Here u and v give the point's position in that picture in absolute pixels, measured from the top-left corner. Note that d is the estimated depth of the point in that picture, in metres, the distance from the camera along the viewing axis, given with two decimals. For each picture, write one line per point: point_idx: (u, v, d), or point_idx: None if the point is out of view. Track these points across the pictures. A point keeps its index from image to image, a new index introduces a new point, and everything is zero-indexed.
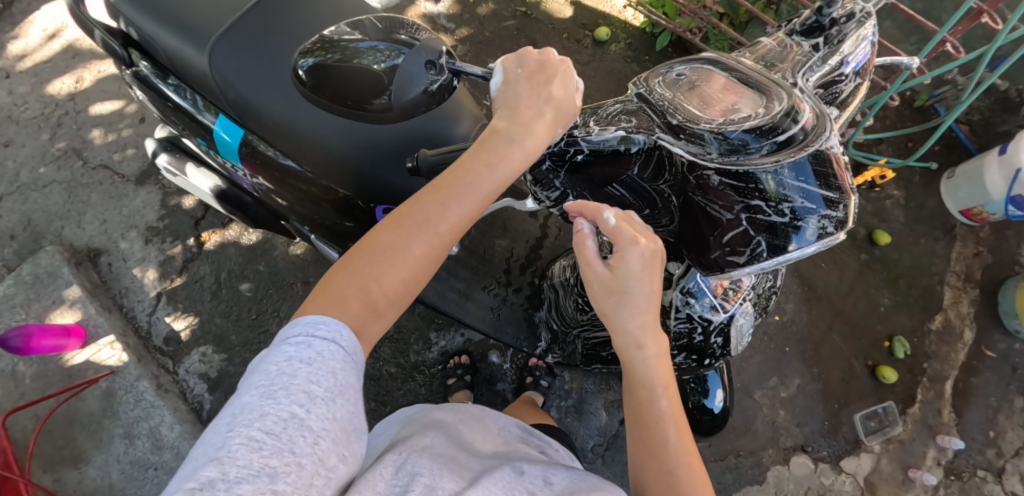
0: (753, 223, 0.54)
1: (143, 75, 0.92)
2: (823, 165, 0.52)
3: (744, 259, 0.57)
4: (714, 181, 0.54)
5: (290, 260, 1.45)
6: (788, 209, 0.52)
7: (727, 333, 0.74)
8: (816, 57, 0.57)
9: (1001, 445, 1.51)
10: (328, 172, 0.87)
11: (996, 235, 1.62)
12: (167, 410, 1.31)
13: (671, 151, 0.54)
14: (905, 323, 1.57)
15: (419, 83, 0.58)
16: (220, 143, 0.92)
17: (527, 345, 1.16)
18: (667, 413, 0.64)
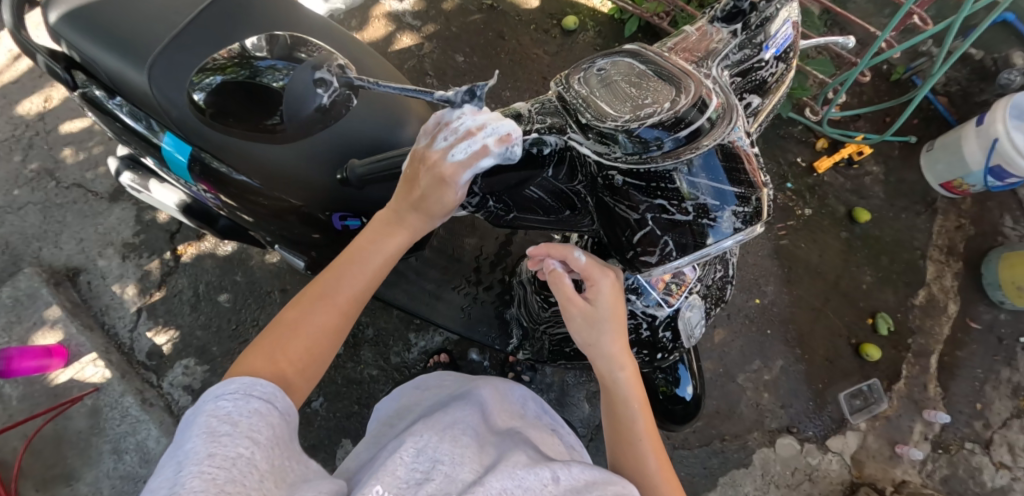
0: (661, 224, 0.55)
1: (92, 97, 0.91)
2: (734, 161, 0.51)
3: (657, 258, 0.58)
4: (622, 182, 0.53)
5: (267, 268, 1.45)
6: (692, 208, 0.53)
7: (675, 327, 0.74)
8: (732, 45, 0.54)
9: (988, 417, 1.51)
10: (283, 187, 0.88)
11: (978, 206, 1.61)
12: (153, 423, 1.32)
13: (581, 150, 0.53)
14: (888, 299, 1.56)
15: (310, 100, 0.56)
16: (173, 161, 0.92)
17: (499, 343, 1.15)
18: (640, 428, 0.71)
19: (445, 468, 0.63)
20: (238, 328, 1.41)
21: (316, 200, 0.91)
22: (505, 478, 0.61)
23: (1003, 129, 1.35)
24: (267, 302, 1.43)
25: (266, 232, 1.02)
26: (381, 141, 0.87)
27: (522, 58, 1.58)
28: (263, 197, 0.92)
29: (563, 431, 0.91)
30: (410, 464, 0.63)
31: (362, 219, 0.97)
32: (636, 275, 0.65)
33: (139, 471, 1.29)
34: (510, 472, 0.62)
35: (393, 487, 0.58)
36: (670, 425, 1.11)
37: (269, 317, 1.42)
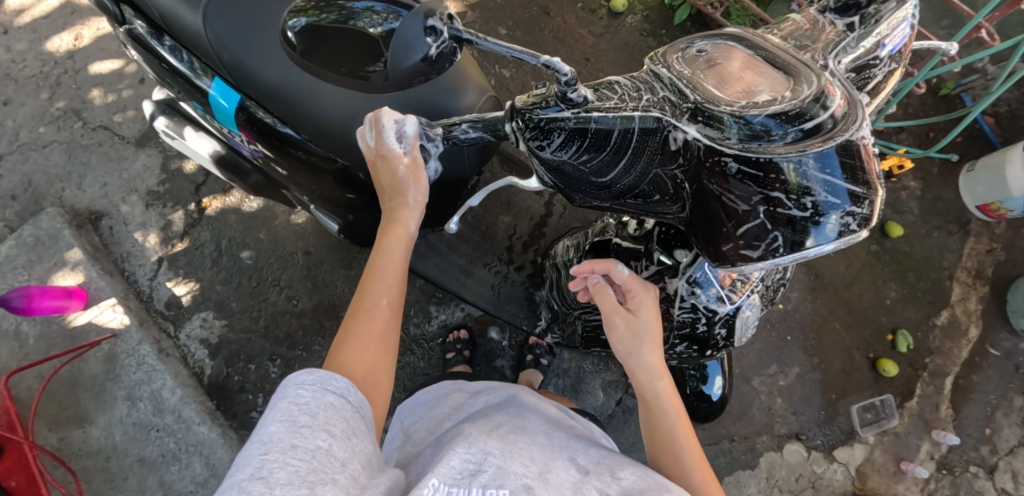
0: (772, 217, 0.50)
1: (136, 34, 0.88)
2: (851, 156, 0.48)
3: (759, 254, 0.52)
4: (733, 168, 0.48)
5: (292, 229, 1.43)
6: (811, 202, 0.48)
7: (731, 324, 0.72)
8: (850, 38, 0.55)
9: (996, 443, 1.51)
10: (328, 145, 0.86)
11: (1012, 232, 1.58)
12: (168, 373, 1.32)
13: (685, 133, 0.49)
14: (910, 316, 1.55)
15: (418, 49, 0.45)
16: (217, 108, 0.89)
17: (527, 324, 1.14)
18: (685, 441, 0.67)
19: (489, 455, 0.60)
20: (259, 287, 1.40)
21: (357, 160, 0.87)
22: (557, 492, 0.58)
23: None
24: (289, 263, 1.42)
25: (298, 187, 1.00)
26: (435, 108, 0.82)
27: (565, 36, 1.54)
28: (303, 149, 0.89)
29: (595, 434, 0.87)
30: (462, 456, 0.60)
31: None
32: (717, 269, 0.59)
33: (152, 420, 1.30)
34: (557, 486, 0.58)
35: (448, 479, 0.56)
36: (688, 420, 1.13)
37: (290, 278, 1.41)
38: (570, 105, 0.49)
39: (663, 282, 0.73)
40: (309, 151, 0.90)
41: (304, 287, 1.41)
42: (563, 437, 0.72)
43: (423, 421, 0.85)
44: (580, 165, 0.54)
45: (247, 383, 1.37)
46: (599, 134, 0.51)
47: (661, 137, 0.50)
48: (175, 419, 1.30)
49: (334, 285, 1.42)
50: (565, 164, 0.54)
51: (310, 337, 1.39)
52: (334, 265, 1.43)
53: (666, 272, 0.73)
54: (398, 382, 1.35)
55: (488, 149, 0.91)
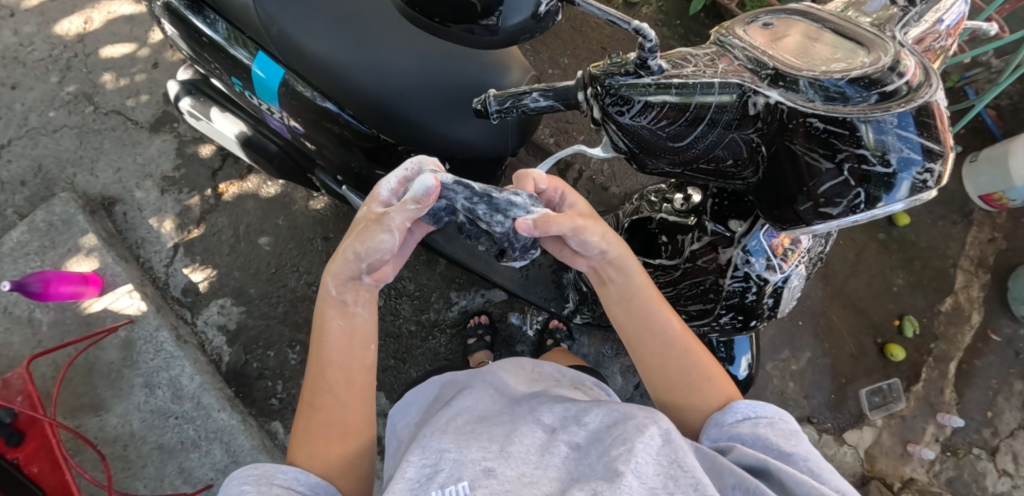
0: (855, 175, 0.52)
1: (177, 11, 0.90)
2: (927, 117, 0.50)
3: (840, 211, 0.55)
4: (818, 127, 0.51)
5: (310, 215, 1.43)
6: (893, 158, 0.50)
7: (780, 294, 0.74)
8: (912, 12, 0.58)
9: (997, 426, 1.56)
10: (375, 118, 0.86)
11: (1013, 221, 1.64)
12: (187, 360, 1.31)
13: (768, 99, 0.52)
14: (916, 303, 1.59)
15: (528, 5, 0.46)
16: (257, 82, 0.90)
17: (554, 306, 1.15)
18: (679, 343, 0.74)
19: (449, 451, 0.60)
20: (278, 273, 1.39)
21: (403, 135, 0.88)
22: (524, 459, 0.60)
23: None
24: (308, 248, 1.41)
25: (327, 161, 1.02)
26: (481, 82, 0.84)
27: (582, 25, 1.55)
28: (339, 123, 0.91)
29: (586, 387, 0.88)
30: (420, 458, 0.60)
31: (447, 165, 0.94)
32: (783, 230, 0.62)
33: (171, 407, 1.28)
34: (521, 453, 0.60)
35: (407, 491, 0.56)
36: None
37: (309, 264, 1.41)
38: (648, 73, 0.51)
39: (716, 253, 0.75)
40: (345, 125, 0.92)
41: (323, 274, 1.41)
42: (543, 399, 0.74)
43: (414, 419, 0.83)
44: (659, 131, 0.55)
45: (266, 370, 1.36)
46: (681, 100, 0.53)
47: (741, 102, 0.53)
48: (194, 406, 1.29)
49: None
50: (644, 130, 0.56)
51: None
52: None
53: (719, 243, 0.75)
54: (419, 367, 1.35)
55: (528, 127, 0.92)
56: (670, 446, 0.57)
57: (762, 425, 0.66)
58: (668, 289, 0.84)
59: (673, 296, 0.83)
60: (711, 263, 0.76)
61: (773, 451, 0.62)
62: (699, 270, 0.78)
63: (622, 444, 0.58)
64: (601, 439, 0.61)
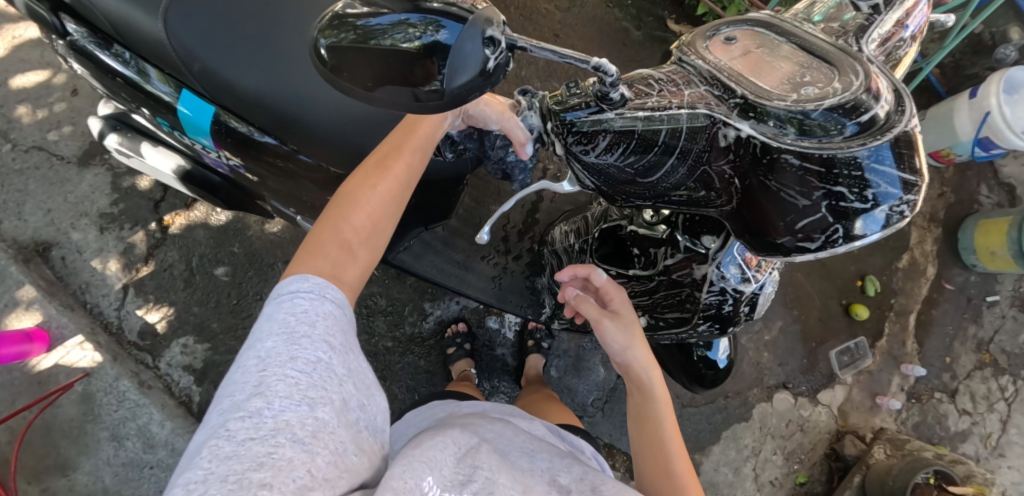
0: (832, 211, 0.46)
1: (79, 46, 0.74)
2: (903, 147, 0.45)
3: (818, 245, 0.48)
4: (796, 157, 0.45)
5: (268, 238, 1.35)
6: (871, 194, 0.44)
7: (755, 301, 0.73)
8: (877, 21, 0.56)
9: (955, 369, 1.66)
10: (322, 157, 0.76)
11: (959, 175, 1.71)
12: (154, 407, 1.25)
13: (736, 133, 0.46)
14: (876, 263, 1.65)
15: (475, 61, 0.40)
16: (184, 120, 0.79)
17: (531, 312, 1.12)
18: (684, 481, 0.72)
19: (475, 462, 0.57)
20: (240, 303, 1.32)
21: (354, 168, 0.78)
22: None
23: (996, 102, 1.44)
24: (270, 274, 1.35)
25: (270, 192, 0.92)
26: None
27: (532, 13, 1.49)
28: (281, 155, 0.81)
29: (585, 456, 0.86)
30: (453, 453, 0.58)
31: None
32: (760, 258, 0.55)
33: (144, 457, 1.23)
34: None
35: (444, 482, 0.52)
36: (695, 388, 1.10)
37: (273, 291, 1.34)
38: (612, 108, 0.47)
39: (692, 268, 0.73)
40: (287, 157, 0.81)
41: None
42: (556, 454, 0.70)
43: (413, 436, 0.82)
44: (627, 167, 0.51)
45: None
46: (647, 136, 0.48)
47: (711, 136, 0.48)
48: (169, 453, 1.24)
49: None
50: (612, 167, 0.51)
51: None
52: None
53: (694, 259, 0.73)
54: (400, 384, 1.32)
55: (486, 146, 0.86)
56: None
57: None
58: (644, 300, 0.81)
59: (649, 306, 0.80)
60: (686, 277, 0.74)
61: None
62: (673, 284, 0.76)
63: None
64: None
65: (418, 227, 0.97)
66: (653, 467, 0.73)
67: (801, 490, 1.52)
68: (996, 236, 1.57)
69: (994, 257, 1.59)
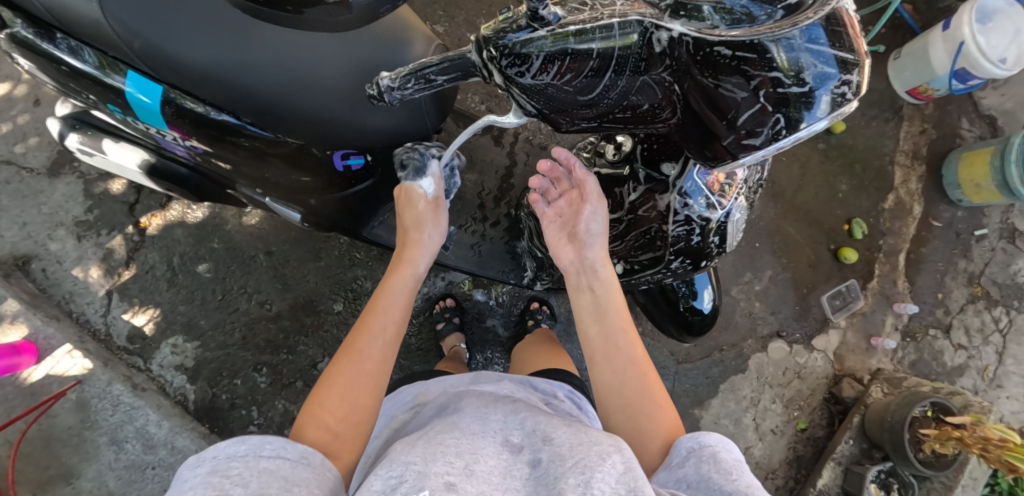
0: (771, 99, 0.45)
1: (22, 38, 0.74)
2: (835, 25, 0.44)
3: (762, 142, 0.48)
4: (728, 51, 0.43)
5: (246, 231, 1.33)
6: (807, 75, 0.44)
7: (724, 231, 0.73)
8: None
9: (948, 304, 1.66)
10: (273, 123, 0.75)
11: (939, 110, 1.70)
12: (150, 408, 1.24)
13: (671, 33, 0.43)
14: (862, 205, 1.65)
15: None
16: (138, 105, 0.77)
17: (514, 277, 1.11)
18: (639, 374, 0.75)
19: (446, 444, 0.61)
20: (226, 298, 1.31)
21: (309, 134, 0.77)
22: (484, 482, 0.56)
23: (969, 31, 1.42)
24: (253, 267, 1.32)
25: (248, 181, 0.92)
26: (386, 63, 0.74)
27: None
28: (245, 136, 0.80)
29: (556, 401, 0.86)
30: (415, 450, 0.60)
31: (368, 157, 0.85)
32: (713, 170, 0.55)
33: (145, 458, 1.22)
34: (483, 473, 0.57)
35: None
36: (683, 338, 1.10)
37: (258, 282, 1.32)
38: (541, 27, 0.42)
39: (655, 200, 0.73)
40: (252, 137, 0.81)
41: (275, 289, 1.33)
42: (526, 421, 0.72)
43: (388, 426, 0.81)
44: (565, 86, 0.46)
45: (237, 399, 1.30)
46: (581, 50, 0.43)
47: (645, 44, 0.44)
48: (169, 452, 1.23)
49: (307, 279, 1.34)
50: (551, 89, 0.46)
51: (293, 338, 1.32)
52: (302, 259, 1.34)
53: (656, 189, 0.73)
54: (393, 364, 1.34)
55: (446, 100, 0.84)
56: (632, 472, 0.55)
57: (704, 460, 0.62)
58: (616, 244, 0.80)
59: (622, 250, 0.79)
60: (651, 211, 0.74)
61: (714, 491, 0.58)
62: (641, 221, 0.76)
63: (583, 469, 0.55)
64: (561, 455, 0.58)
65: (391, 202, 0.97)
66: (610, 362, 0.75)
67: (802, 437, 1.53)
68: (980, 167, 1.57)
69: (980, 189, 1.59)
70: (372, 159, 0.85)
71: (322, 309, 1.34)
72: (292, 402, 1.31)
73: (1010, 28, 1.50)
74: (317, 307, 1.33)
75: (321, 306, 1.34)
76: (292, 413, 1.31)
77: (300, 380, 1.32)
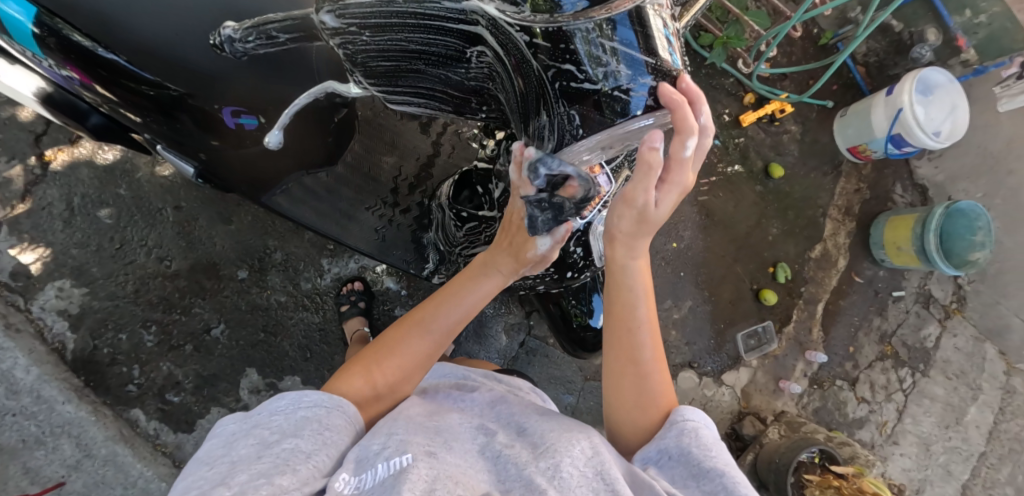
0: (569, 98, 0.49)
1: None
2: (643, 26, 0.46)
3: (560, 143, 0.51)
4: (540, 46, 0.46)
5: (157, 182, 1.26)
6: (603, 77, 0.47)
7: (584, 242, 0.78)
8: None
9: (858, 358, 1.71)
10: (161, 67, 0.73)
11: (876, 172, 1.75)
12: (20, 351, 1.16)
13: (483, 9, 0.45)
14: (789, 250, 1.68)
15: None
16: (14, 28, 0.70)
17: (414, 268, 1.16)
18: (648, 362, 0.74)
19: (388, 453, 0.61)
20: (122, 248, 1.24)
21: (203, 86, 0.76)
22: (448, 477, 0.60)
23: (907, 99, 1.47)
24: (157, 220, 1.26)
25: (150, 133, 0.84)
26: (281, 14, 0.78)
27: None
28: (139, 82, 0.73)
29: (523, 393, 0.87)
30: (354, 467, 0.60)
31: (261, 117, 0.82)
32: None
33: (5, 403, 1.14)
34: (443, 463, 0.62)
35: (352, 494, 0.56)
36: (578, 352, 1.14)
37: (160, 237, 1.26)
38: None
39: None
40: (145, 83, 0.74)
41: (177, 246, 1.26)
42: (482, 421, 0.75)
43: None
44: (395, 50, 0.51)
45: (118, 355, 1.22)
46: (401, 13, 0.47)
47: (466, 22, 0.47)
48: (33, 401, 1.16)
49: (212, 241, 1.28)
50: (382, 50, 0.51)
51: (189, 298, 1.26)
52: (211, 220, 1.28)
53: None
54: (293, 341, 1.31)
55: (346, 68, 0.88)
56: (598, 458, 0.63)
57: (686, 436, 0.67)
58: None
59: None
60: None
61: (693, 466, 0.64)
62: None
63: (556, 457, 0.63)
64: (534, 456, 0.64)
65: (297, 171, 0.96)
66: (623, 348, 0.74)
67: None
68: (904, 232, 1.63)
69: (900, 252, 1.64)
70: (267, 121, 0.82)
71: (225, 274, 1.29)
72: (178, 365, 1.25)
73: (948, 103, 1.56)
74: (219, 271, 1.28)
75: (224, 271, 1.29)
76: (176, 377, 1.25)
77: (190, 343, 1.26)
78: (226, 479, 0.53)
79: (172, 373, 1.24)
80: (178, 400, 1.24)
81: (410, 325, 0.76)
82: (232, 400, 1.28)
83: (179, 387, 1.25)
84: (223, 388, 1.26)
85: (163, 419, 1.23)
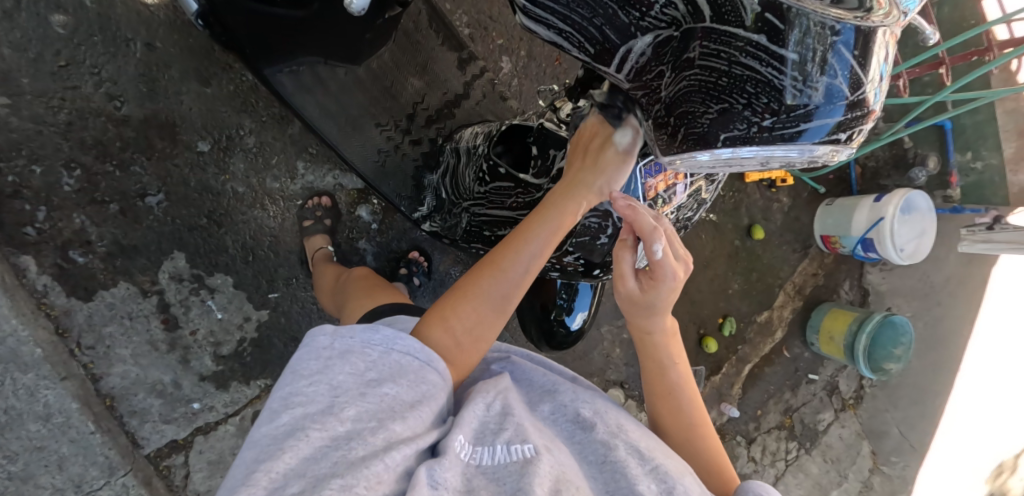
0: (761, 90, 0.43)
1: None
2: (863, 47, 0.43)
3: (731, 138, 0.45)
4: (751, 21, 0.42)
5: (134, 8, 1.05)
6: (811, 78, 0.42)
7: None
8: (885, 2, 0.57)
9: (761, 422, 1.80)
10: None
11: (834, 264, 1.86)
12: None
13: None
14: (739, 308, 1.74)
15: None
16: None
17: (405, 206, 1.04)
18: (696, 426, 0.75)
19: (507, 437, 0.56)
20: (66, 68, 1.02)
21: None
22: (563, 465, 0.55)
23: (891, 212, 1.54)
24: (121, 52, 1.05)
25: None
26: None
27: None
28: None
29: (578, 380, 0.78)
30: (472, 436, 0.56)
31: None
32: (668, 161, 0.52)
33: None
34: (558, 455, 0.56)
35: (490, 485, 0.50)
36: (540, 345, 1.11)
37: (118, 72, 1.05)
38: None
39: None
40: None
41: (135, 90, 1.07)
42: (597, 404, 0.67)
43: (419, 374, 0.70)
44: None
45: (24, 188, 1.02)
46: None
47: None
48: None
49: (180, 100, 1.10)
50: None
51: (131, 153, 1.08)
52: (184, 75, 1.10)
53: None
54: (237, 238, 1.17)
55: None
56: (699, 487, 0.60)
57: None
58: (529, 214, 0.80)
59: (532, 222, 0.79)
60: None
61: None
62: None
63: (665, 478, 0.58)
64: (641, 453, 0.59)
65: (314, 57, 0.85)
66: (664, 412, 0.76)
67: None
68: (840, 324, 1.72)
69: (831, 341, 1.74)
70: None
71: (182, 141, 1.11)
72: (94, 223, 1.07)
73: (919, 226, 1.65)
74: (177, 135, 1.10)
75: (183, 136, 1.11)
76: (87, 236, 1.06)
77: (116, 204, 1.08)
78: (334, 403, 0.48)
79: (86, 230, 1.06)
80: (82, 262, 1.06)
81: (485, 268, 0.64)
82: (146, 280, 1.12)
83: (89, 247, 1.07)
84: (139, 265, 1.10)
85: (58, 276, 1.05)
